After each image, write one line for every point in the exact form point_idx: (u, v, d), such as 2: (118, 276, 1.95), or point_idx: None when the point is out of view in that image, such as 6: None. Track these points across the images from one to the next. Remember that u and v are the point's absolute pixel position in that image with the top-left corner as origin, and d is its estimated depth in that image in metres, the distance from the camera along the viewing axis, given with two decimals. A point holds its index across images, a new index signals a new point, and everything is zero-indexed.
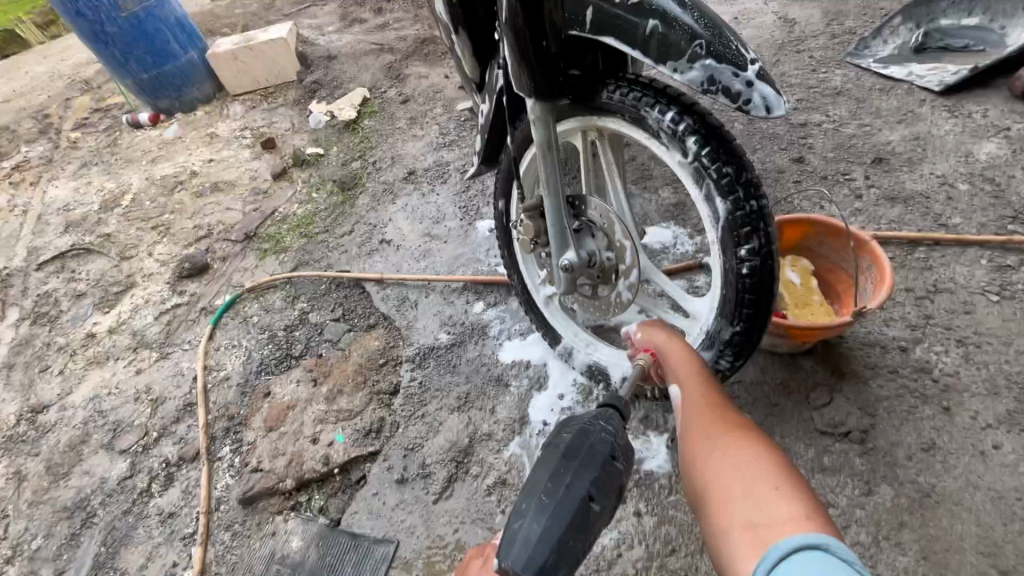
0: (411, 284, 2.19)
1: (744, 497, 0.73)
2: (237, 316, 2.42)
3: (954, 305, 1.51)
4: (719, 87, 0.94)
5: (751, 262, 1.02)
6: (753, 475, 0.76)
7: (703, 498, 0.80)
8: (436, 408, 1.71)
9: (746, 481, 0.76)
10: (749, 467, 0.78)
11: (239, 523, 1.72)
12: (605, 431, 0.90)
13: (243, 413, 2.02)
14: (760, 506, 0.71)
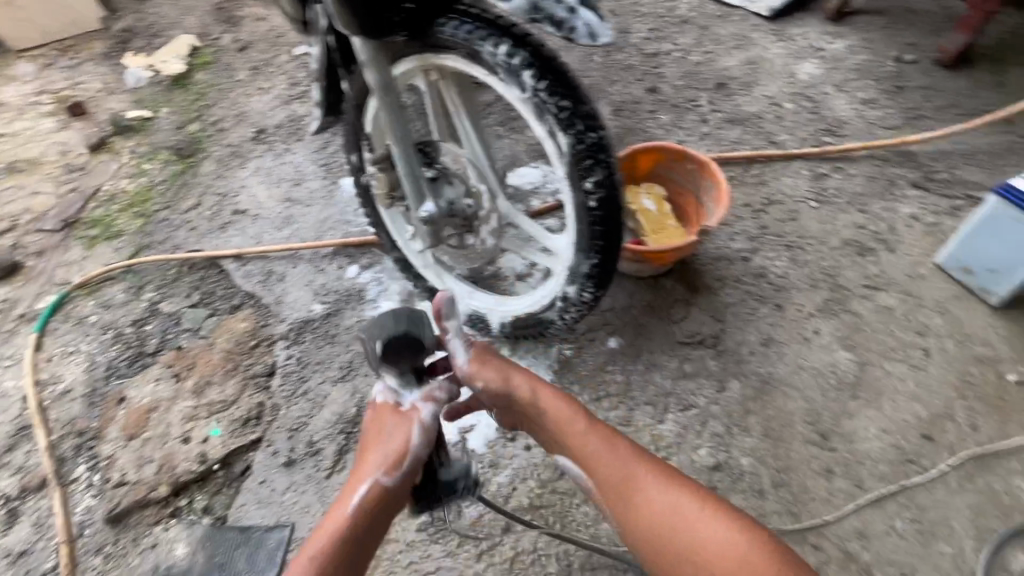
0: (276, 256, 2.00)
1: (699, 542, 0.89)
2: (68, 318, 2.07)
3: (782, 214, 1.70)
4: (543, 15, 0.90)
5: (598, 194, 1.05)
6: (688, 512, 0.92)
7: (654, 541, 0.93)
8: (318, 383, 1.63)
9: (688, 520, 0.92)
10: (684, 506, 0.93)
11: (110, 544, 1.55)
12: None
13: (95, 425, 1.78)
14: (716, 545, 0.87)
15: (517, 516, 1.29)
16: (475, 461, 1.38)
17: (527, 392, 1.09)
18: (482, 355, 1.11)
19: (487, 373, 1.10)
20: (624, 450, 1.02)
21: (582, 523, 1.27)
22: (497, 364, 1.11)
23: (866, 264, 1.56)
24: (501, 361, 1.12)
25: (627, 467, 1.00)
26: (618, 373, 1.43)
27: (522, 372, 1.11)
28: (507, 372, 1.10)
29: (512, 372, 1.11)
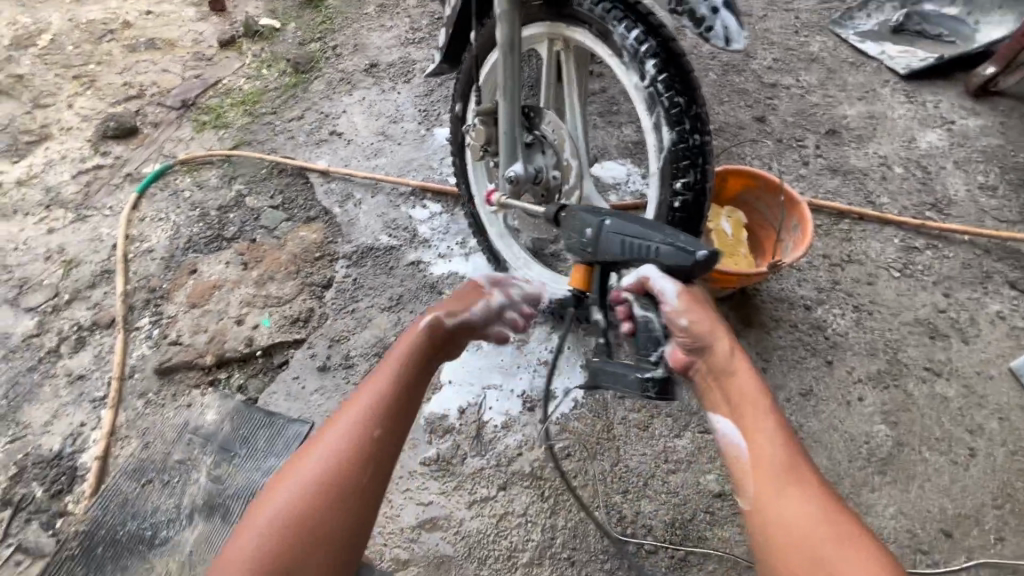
0: (358, 181, 2.11)
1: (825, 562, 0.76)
2: (166, 187, 2.27)
3: (860, 275, 1.64)
4: (685, 8, 0.92)
5: (684, 197, 1.05)
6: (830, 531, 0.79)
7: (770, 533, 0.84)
8: (367, 305, 1.72)
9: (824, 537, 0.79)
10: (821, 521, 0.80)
11: (154, 392, 1.71)
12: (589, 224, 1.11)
13: (165, 287, 1.95)
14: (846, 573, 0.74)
15: (515, 479, 1.34)
16: (488, 421, 1.44)
17: (727, 341, 1.03)
18: (692, 293, 1.06)
19: (691, 307, 1.04)
20: (791, 442, 0.91)
21: (574, 505, 1.28)
22: (699, 305, 1.05)
23: (933, 348, 1.49)
24: (699, 301, 1.06)
25: (787, 452, 0.90)
26: None
27: (733, 334, 1.05)
28: (730, 332, 1.06)
29: (707, 318, 1.04)
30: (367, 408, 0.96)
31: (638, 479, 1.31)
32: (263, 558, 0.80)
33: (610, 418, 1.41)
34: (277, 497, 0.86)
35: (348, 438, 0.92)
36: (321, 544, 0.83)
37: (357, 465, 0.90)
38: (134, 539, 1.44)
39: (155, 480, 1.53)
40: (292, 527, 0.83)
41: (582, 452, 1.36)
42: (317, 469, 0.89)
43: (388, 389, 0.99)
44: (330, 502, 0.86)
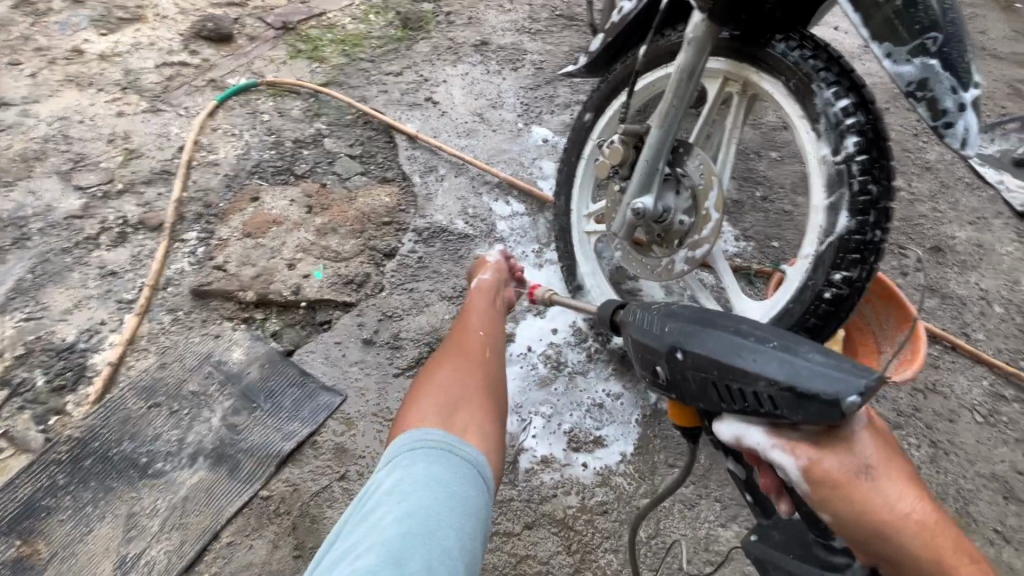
0: (444, 156, 2.01)
1: None
2: (247, 105, 2.18)
3: (941, 409, 1.55)
4: (926, 95, 0.81)
5: (838, 290, 0.96)
6: None
7: None
8: (428, 288, 1.61)
9: None
10: None
11: (184, 312, 1.62)
12: (654, 332, 0.84)
13: (222, 206, 1.85)
14: None
15: (543, 521, 1.24)
16: (527, 450, 1.34)
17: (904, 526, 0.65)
18: (823, 447, 0.70)
19: (835, 491, 0.68)
20: None
21: (601, 569, 1.19)
22: (848, 482, 0.68)
23: (1007, 510, 1.38)
24: (848, 462, 0.68)
25: None
26: (702, 454, 1.37)
27: (907, 491, 0.67)
28: (903, 479, 0.68)
29: (867, 493, 0.67)
30: (477, 327, 1.14)
31: (674, 561, 1.21)
32: (442, 417, 0.90)
33: (656, 485, 1.31)
34: (428, 384, 0.98)
35: (471, 343, 1.09)
36: (484, 414, 0.94)
37: (483, 361, 1.06)
38: (127, 462, 1.35)
39: (163, 406, 1.43)
40: (456, 397, 0.95)
41: (620, 514, 1.26)
42: (452, 362, 1.03)
43: (486, 316, 1.19)
44: (474, 384, 0.99)
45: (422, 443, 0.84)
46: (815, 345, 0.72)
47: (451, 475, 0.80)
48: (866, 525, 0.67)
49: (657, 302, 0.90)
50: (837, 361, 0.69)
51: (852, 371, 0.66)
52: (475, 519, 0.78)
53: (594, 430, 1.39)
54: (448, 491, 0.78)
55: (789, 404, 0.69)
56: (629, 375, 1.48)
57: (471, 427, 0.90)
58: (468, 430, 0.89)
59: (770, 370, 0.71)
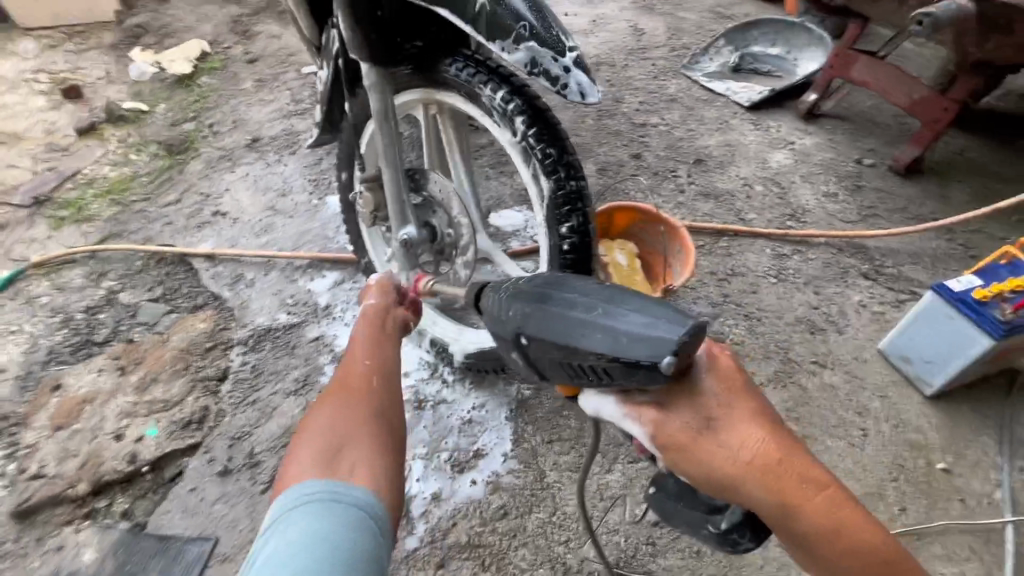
0: (249, 260, 1.98)
1: None
2: (18, 295, 1.99)
3: (744, 286, 1.80)
4: (540, 70, 0.98)
5: (571, 239, 1.11)
6: None
7: None
8: (271, 392, 1.58)
9: None
10: None
11: (11, 541, 1.43)
12: (512, 316, 0.83)
13: (22, 411, 1.67)
14: None
15: (453, 552, 1.25)
16: (416, 496, 1.34)
17: (758, 479, 0.57)
18: (659, 406, 0.65)
19: (679, 454, 0.63)
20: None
21: (518, 567, 1.23)
22: (690, 442, 0.62)
23: (816, 342, 1.64)
24: (688, 419, 0.62)
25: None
26: (572, 418, 1.47)
27: (751, 433, 0.59)
28: (754, 426, 0.60)
29: (714, 450, 0.60)
30: (371, 340, 0.93)
31: (579, 524, 1.28)
32: (323, 461, 0.74)
33: (542, 466, 1.39)
34: (311, 422, 0.80)
35: (358, 364, 0.88)
36: (379, 446, 0.78)
37: (382, 379, 0.86)
38: None
39: None
40: (345, 433, 0.78)
41: (518, 509, 1.31)
42: (340, 391, 0.84)
43: (378, 327, 0.98)
44: (370, 412, 0.82)
45: (308, 495, 0.70)
46: (639, 305, 0.70)
47: (339, 526, 0.68)
48: (717, 481, 0.60)
49: (510, 283, 0.89)
50: (657, 321, 0.66)
51: (665, 328, 0.64)
52: (374, 561, 0.66)
53: (472, 445, 1.43)
54: (334, 547, 0.65)
55: (618, 373, 0.67)
56: (485, 381, 1.55)
57: (362, 466, 0.74)
58: (357, 467, 0.74)
59: (599, 337, 0.69)
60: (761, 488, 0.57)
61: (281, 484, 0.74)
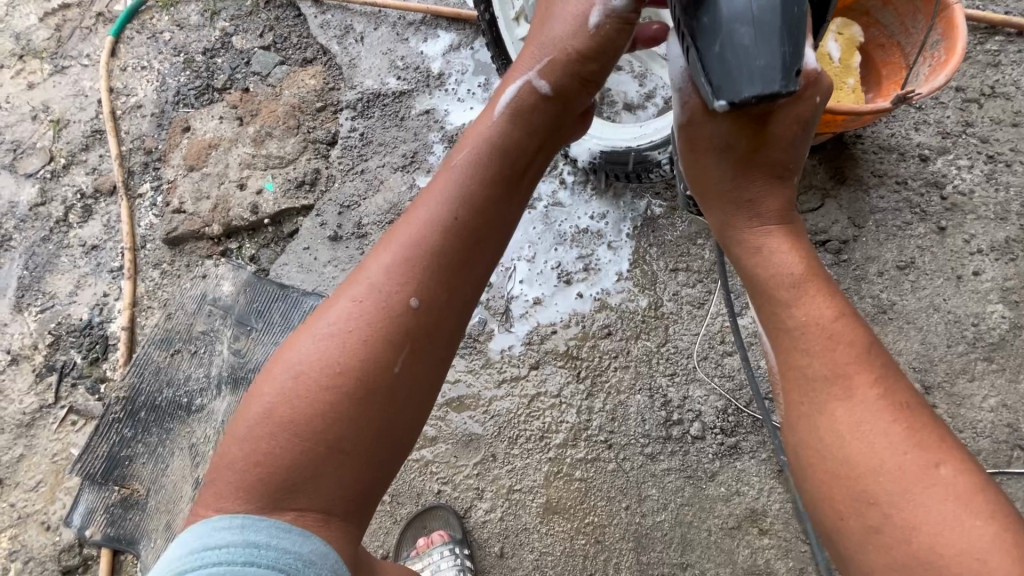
0: (357, 11, 1.71)
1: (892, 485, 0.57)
2: (144, 29, 1.94)
3: (1003, 115, 1.25)
4: None
5: None
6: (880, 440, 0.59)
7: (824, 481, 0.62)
8: (378, 165, 1.47)
9: (876, 447, 0.59)
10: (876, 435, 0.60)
11: (168, 263, 1.62)
12: None
13: (161, 148, 1.75)
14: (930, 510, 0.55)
15: (548, 358, 1.21)
16: (517, 297, 1.27)
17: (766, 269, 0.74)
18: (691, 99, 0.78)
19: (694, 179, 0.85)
20: (850, 352, 0.65)
21: (614, 387, 1.16)
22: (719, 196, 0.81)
23: None
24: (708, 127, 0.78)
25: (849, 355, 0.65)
26: (707, 249, 1.24)
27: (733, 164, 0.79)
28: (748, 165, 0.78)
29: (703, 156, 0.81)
30: (387, 302, 0.67)
31: (688, 362, 1.16)
32: (252, 497, 0.62)
33: (659, 294, 1.22)
34: (251, 419, 0.64)
35: (318, 369, 0.64)
36: (343, 483, 0.64)
37: (378, 380, 0.65)
38: (173, 405, 1.47)
39: (183, 350, 1.50)
40: (294, 466, 0.62)
41: (624, 331, 1.20)
42: (308, 384, 0.64)
43: (404, 269, 0.68)
44: (339, 430, 0.63)
45: (219, 545, 0.59)
46: (768, 23, 0.63)
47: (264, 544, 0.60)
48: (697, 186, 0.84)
49: None
50: (767, 69, 0.63)
51: (745, 68, 0.64)
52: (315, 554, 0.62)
53: (584, 257, 1.28)
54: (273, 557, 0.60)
55: (708, 60, 0.67)
56: (610, 190, 1.31)
57: (309, 510, 0.63)
58: (302, 510, 0.62)
59: None
60: (763, 263, 0.74)
61: (204, 501, 0.65)
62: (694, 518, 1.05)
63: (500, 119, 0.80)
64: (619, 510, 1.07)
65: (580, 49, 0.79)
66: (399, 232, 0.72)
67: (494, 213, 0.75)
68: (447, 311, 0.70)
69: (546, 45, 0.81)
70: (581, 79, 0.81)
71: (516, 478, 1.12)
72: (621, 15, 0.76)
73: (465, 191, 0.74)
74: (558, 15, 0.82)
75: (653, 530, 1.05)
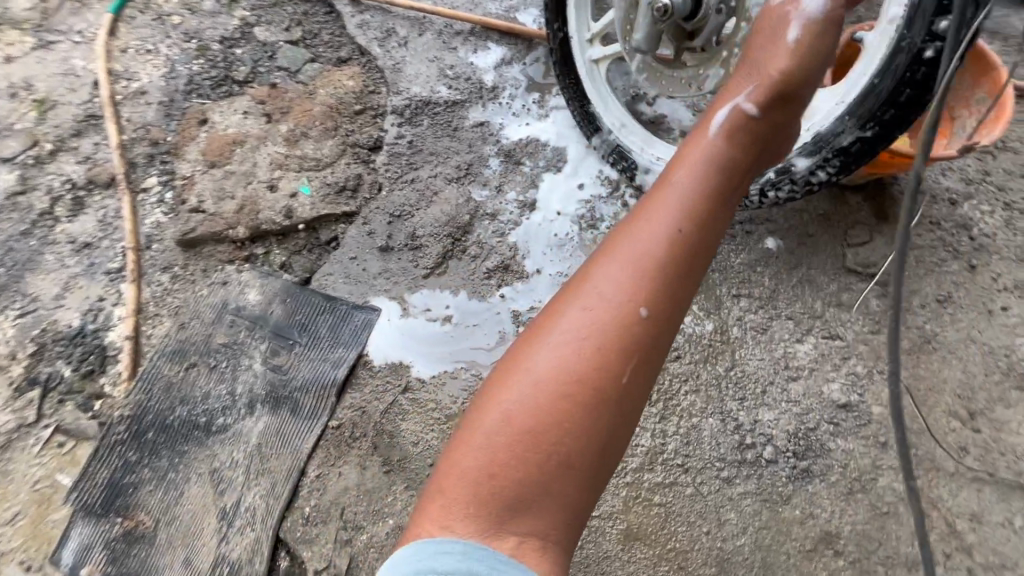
0: (400, 13, 1.68)
1: None
2: (150, 11, 1.79)
3: (1013, 167, 1.40)
4: None
5: (941, 45, 0.77)
6: None
7: None
8: (429, 175, 1.43)
9: None
10: None
11: (181, 267, 1.46)
12: None
13: (171, 141, 1.59)
14: None
15: None
16: None
17: None
18: None
19: None
20: None
21: (686, 410, 1.17)
22: None
23: None
24: None
25: None
26: (766, 277, 1.29)
27: None
28: None
29: None
30: (618, 313, 0.62)
31: (756, 386, 1.19)
32: (480, 514, 0.58)
33: (724, 318, 1.25)
34: (485, 427, 0.60)
35: (555, 377, 0.60)
36: (563, 505, 0.58)
37: (610, 392, 0.60)
38: (188, 425, 1.29)
39: (199, 364, 1.35)
40: (524, 481, 0.58)
41: (692, 354, 1.22)
42: (547, 391, 0.60)
43: (634, 279, 0.63)
44: (571, 443, 0.58)
45: None
46: None
47: None
48: None
49: None
50: None
51: None
52: None
53: None
54: None
55: None
56: None
57: (531, 533, 0.57)
58: (524, 533, 0.57)
59: None
60: None
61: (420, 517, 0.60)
62: (774, 541, 1.06)
63: (720, 139, 0.73)
64: (700, 535, 1.07)
65: (783, 77, 0.77)
66: (628, 239, 0.66)
67: (716, 232, 0.68)
68: (671, 324, 0.64)
69: (751, 75, 0.79)
70: (787, 101, 0.77)
71: (594, 503, 1.10)
72: (812, 31, 0.78)
73: (694, 208, 0.67)
74: (759, 47, 0.81)
75: (735, 555, 1.06)
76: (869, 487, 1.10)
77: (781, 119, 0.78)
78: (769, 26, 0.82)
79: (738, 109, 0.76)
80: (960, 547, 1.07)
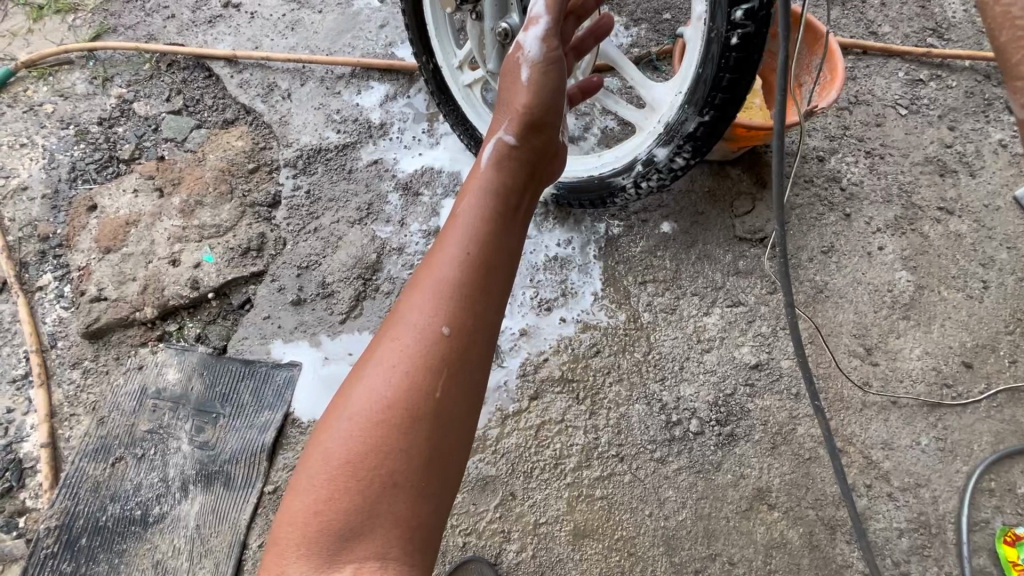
0: (279, 66, 1.68)
1: None
2: (19, 103, 1.74)
3: (868, 117, 1.53)
4: None
5: (743, 30, 0.85)
6: None
7: None
8: (332, 221, 1.44)
9: None
10: None
11: (90, 360, 1.40)
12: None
13: (62, 233, 1.54)
14: None
15: (546, 386, 1.24)
16: (503, 331, 1.30)
17: None
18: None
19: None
20: None
21: (613, 401, 1.22)
22: None
23: (944, 185, 1.43)
24: None
25: None
26: (667, 259, 1.36)
27: None
28: None
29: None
30: (419, 335, 0.67)
31: (674, 364, 1.25)
32: (312, 552, 0.58)
33: (635, 307, 1.31)
34: (314, 470, 0.61)
35: (373, 405, 0.63)
36: (397, 521, 0.59)
37: (422, 407, 0.63)
38: (124, 522, 1.20)
39: (126, 457, 1.26)
40: (350, 508, 0.58)
41: (611, 347, 1.27)
42: (362, 424, 0.62)
43: (435, 300, 0.68)
44: (393, 463, 0.60)
45: None
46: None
47: None
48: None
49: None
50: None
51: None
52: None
53: (560, 283, 1.34)
54: None
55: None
56: (571, 217, 1.42)
57: (368, 556, 0.57)
58: (362, 559, 0.57)
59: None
60: None
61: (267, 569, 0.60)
62: (712, 509, 1.11)
63: (488, 170, 0.84)
64: (644, 518, 1.11)
65: (535, 106, 0.89)
66: (426, 273, 0.72)
67: (506, 247, 0.76)
68: (477, 333, 0.68)
69: (509, 112, 0.90)
70: (538, 129, 0.89)
71: (539, 511, 1.12)
72: (544, 63, 0.91)
73: (478, 230, 0.75)
74: (513, 85, 0.92)
75: (679, 530, 1.10)
76: (790, 438, 1.17)
77: (539, 143, 0.90)
78: (508, 72, 0.93)
79: (501, 143, 0.87)
80: (878, 476, 1.14)
